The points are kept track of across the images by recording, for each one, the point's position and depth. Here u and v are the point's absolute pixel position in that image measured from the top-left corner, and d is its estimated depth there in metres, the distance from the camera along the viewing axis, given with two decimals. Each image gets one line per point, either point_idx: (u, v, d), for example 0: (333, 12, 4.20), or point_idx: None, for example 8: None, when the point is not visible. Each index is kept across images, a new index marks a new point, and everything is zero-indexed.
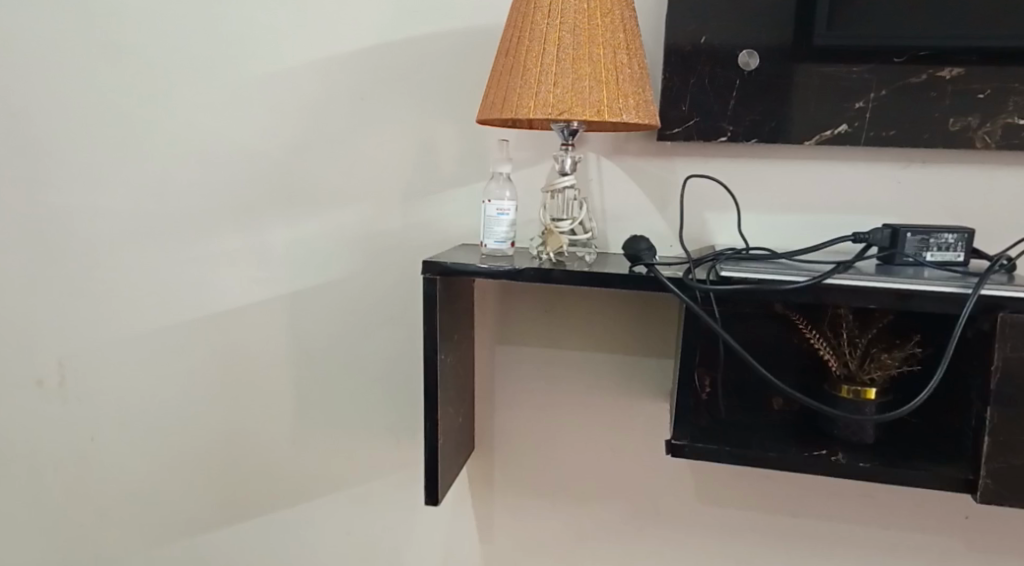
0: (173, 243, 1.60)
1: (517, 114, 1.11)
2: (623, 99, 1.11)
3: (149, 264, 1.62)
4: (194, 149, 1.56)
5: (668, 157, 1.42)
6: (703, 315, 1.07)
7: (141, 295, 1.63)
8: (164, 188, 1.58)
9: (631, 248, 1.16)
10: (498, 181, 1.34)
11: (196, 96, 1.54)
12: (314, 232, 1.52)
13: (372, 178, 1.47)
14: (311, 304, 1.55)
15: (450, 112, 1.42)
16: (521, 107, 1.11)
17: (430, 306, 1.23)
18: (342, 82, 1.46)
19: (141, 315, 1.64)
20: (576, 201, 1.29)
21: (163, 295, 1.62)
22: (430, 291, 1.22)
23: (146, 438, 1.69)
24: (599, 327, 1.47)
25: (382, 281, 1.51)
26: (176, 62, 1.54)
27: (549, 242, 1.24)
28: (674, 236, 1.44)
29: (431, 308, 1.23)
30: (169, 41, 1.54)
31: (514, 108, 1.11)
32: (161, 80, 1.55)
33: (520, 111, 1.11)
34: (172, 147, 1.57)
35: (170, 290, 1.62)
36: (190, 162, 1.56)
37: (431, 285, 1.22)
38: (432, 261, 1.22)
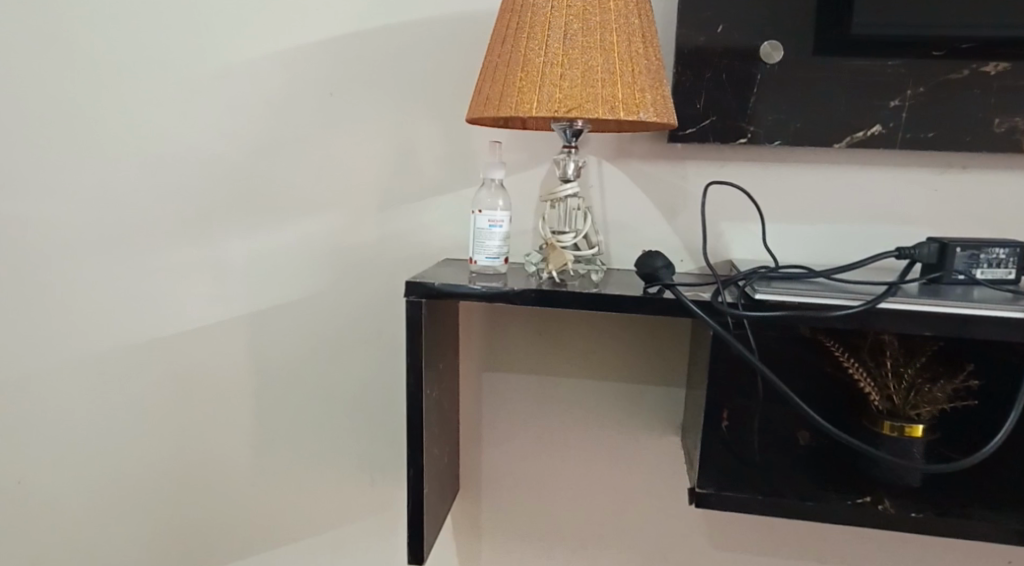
0: (118, 258, 1.42)
1: (517, 112, 0.95)
2: (640, 96, 0.96)
3: (89, 281, 1.43)
4: (139, 152, 1.38)
5: (679, 161, 1.28)
6: (734, 345, 0.93)
7: (81, 316, 1.45)
8: (106, 195, 1.40)
9: (647, 265, 1.03)
10: (488, 187, 1.18)
11: (144, 92, 1.36)
12: (281, 246, 1.35)
13: (348, 185, 1.30)
14: (277, 327, 1.38)
15: (435, 111, 1.26)
16: (521, 105, 0.95)
17: (414, 334, 1.07)
18: (312, 77, 1.29)
19: (81, 338, 1.46)
20: (580, 211, 1.13)
21: (107, 315, 1.44)
22: (414, 317, 1.07)
23: (88, 475, 1.51)
24: (599, 351, 1.32)
25: (358, 299, 1.34)
26: (119, 52, 1.36)
27: (551, 258, 1.09)
28: (685, 248, 1.30)
29: (415, 336, 1.07)
30: (110, 28, 1.35)
31: (514, 105, 0.96)
32: (101, 73, 1.37)
33: (520, 109, 0.95)
34: (115, 149, 1.38)
35: (115, 310, 1.43)
36: (136, 167, 1.38)
37: (416, 309, 1.06)
38: (417, 280, 1.06)
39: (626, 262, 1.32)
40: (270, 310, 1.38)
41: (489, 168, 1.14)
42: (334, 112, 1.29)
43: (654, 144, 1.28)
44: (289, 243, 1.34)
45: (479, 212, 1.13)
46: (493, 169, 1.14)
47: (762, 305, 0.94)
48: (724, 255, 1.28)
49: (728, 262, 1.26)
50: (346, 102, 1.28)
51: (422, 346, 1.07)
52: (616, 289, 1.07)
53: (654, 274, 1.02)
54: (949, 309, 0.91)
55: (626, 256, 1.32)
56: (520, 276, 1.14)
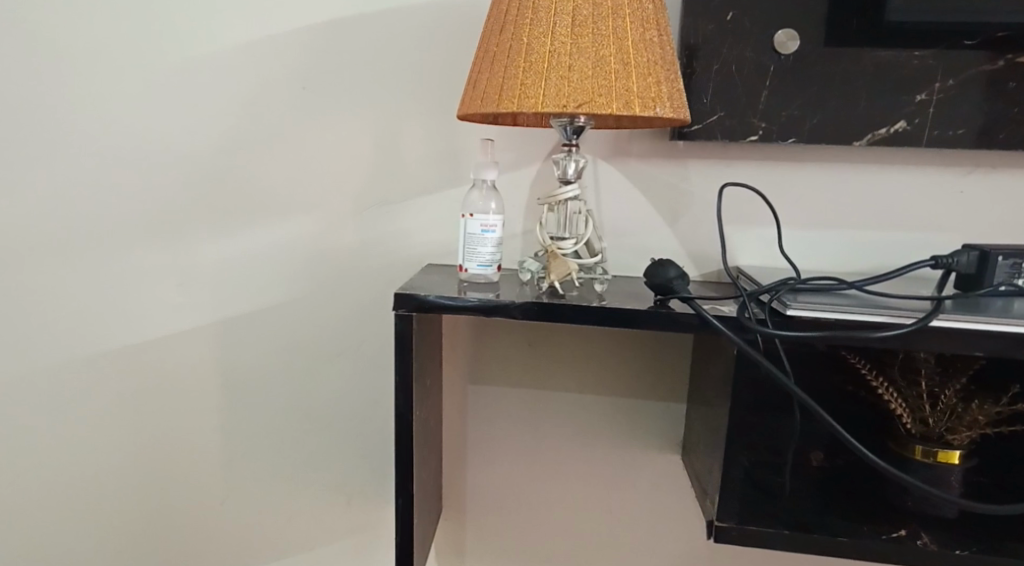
0: (49, 268, 1.24)
1: (522, 107, 0.86)
2: (656, 89, 0.88)
3: (16, 295, 1.25)
4: (75, 148, 1.21)
5: (681, 158, 1.17)
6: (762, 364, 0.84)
7: (8, 334, 1.27)
8: (36, 196, 1.22)
9: (660, 274, 0.94)
10: (478, 189, 1.06)
11: (81, 80, 1.19)
12: (247, 249, 1.20)
13: (321, 185, 1.17)
14: (239, 341, 1.23)
15: (418, 105, 1.14)
16: (526, 100, 0.86)
17: (404, 350, 0.95)
18: (279, 69, 1.15)
19: (8, 360, 1.27)
20: (581, 215, 1.02)
21: (39, 334, 1.26)
22: (402, 332, 0.95)
23: (19, 514, 1.33)
24: (597, 369, 1.19)
25: (331, 311, 1.20)
26: (49, 34, 1.18)
27: (554, 267, 0.98)
28: (688, 254, 1.20)
29: (405, 353, 0.96)
30: (39, 6, 1.18)
31: (519, 99, 0.86)
32: (29, 57, 1.19)
33: (526, 104, 0.86)
34: (46, 144, 1.21)
35: (48, 328, 1.26)
36: (71, 164, 1.21)
37: (405, 323, 0.95)
38: (405, 291, 0.95)
39: (625, 269, 1.21)
40: (232, 323, 1.22)
41: (481, 168, 1.03)
42: (305, 108, 1.16)
43: (655, 140, 1.18)
44: (254, 247, 1.20)
45: (470, 214, 1.01)
46: (486, 169, 1.03)
47: (790, 321, 0.87)
48: (732, 261, 1.18)
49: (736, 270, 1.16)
50: (318, 96, 1.15)
51: (411, 365, 0.96)
52: (622, 301, 0.97)
53: (668, 285, 0.94)
54: (993, 326, 0.84)
55: (625, 263, 1.22)
56: (515, 286, 1.03)
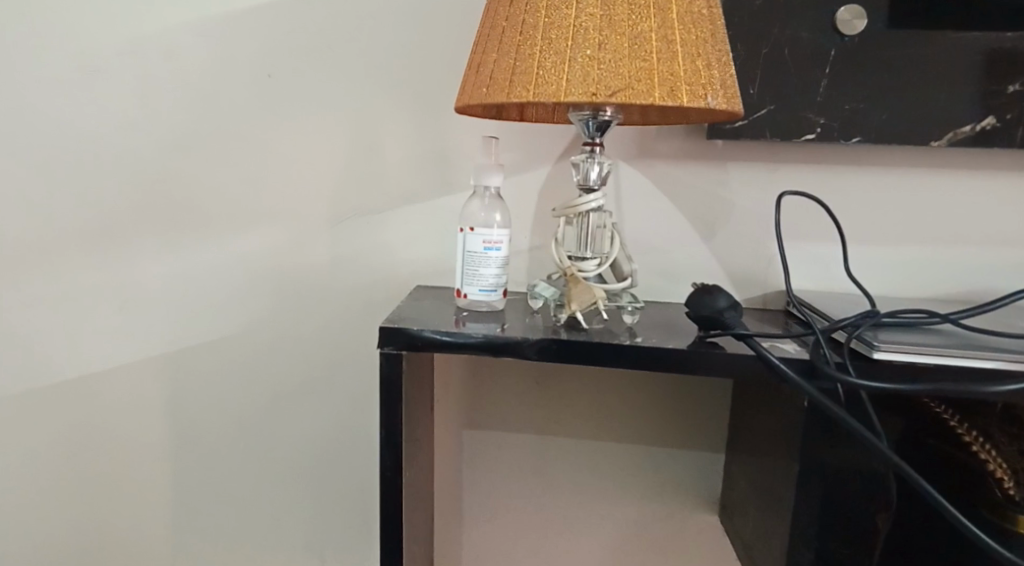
0: None
1: (541, 96, 0.67)
2: (706, 73, 0.71)
3: None
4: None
5: (718, 162, 1.01)
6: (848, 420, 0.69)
7: None
8: None
9: (708, 304, 0.79)
10: (477, 197, 0.87)
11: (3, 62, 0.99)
12: (202, 264, 1.01)
13: (289, 190, 0.98)
14: (195, 374, 1.04)
15: (404, 96, 0.95)
16: (544, 88, 0.68)
17: (394, 398, 0.73)
18: (238, 51, 0.96)
19: None
20: (606, 229, 0.84)
21: None
22: (389, 376, 0.73)
23: None
24: (613, 414, 1.01)
25: (303, 340, 1.01)
26: None
27: (575, 291, 0.78)
28: (727, 275, 1.03)
29: (396, 403, 0.73)
30: None
31: (536, 86, 0.68)
32: None
33: (546, 92, 0.67)
34: None
35: None
36: None
37: (393, 365, 0.73)
38: (394, 324, 0.74)
39: (652, 291, 1.05)
40: (186, 352, 1.04)
41: (482, 172, 0.84)
42: (269, 97, 0.97)
43: (687, 139, 1.01)
44: (211, 261, 1.01)
45: (470, 227, 0.83)
46: (489, 173, 0.84)
47: (870, 367, 0.73)
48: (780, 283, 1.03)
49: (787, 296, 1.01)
50: (285, 83, 0.96)
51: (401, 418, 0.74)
52: (659, 338, 0.78)
53: (719, 319, 0.79)
54: None
55: (650, 283, 1.05)
56: (526, 316, 0.85)
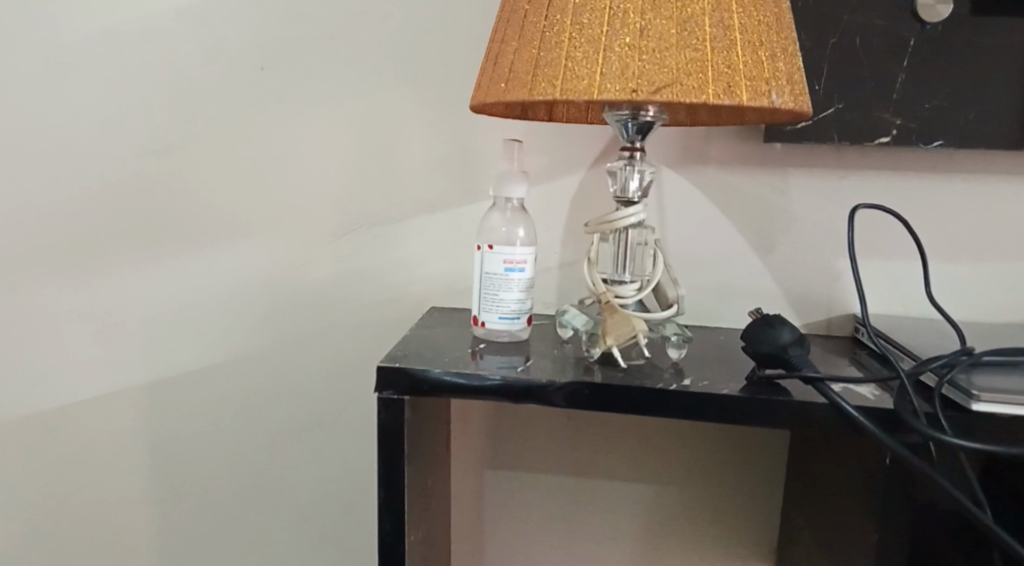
0: None
1: (570, 93, 0.56)
2: (769, 65, 0.59)
3: None
4: None
5: (777, 168, 0.88)
6: (941, 482, 0.56)
7: None
8: None
9: (770, 339, 0.67)
10: (498, 209, 0.75)
11: None
12: (189, 285, 0.90)
13: (287, 201, 0.88)
14: (181, 407, 0.94)
15: (414, 94, 0.85)
16: (574, 83, 0.56)
17: (395, 451, 0.62)
18: (226, 44, 0.85)
19: None
20: (648, 247, 0.72)
21: None
22: (390, 424, 0.62)
23: None
24: (653, 458, 0.89)
25: (305, 366, 0.91)
26: None
27: (615, 326, 0.66)
28: (786, 296, 0.91)
29: (397, 457, 0.62)
30: None
31: (565, 80, 0.56)
32: None
33: (576, 87, 0.56)
34: None
35: None
36: None
37: (394, 412, 0.62)
38: (396, 364, 0.62)
39: (698, 314, 0.93)
40: (171, 382, 0.93)
41: (503, 181, 0.73)
42: (262, 96, 0.86)
43: (739, 142, 0.88)
44: (200, 279, 0.90)
45: (489, 245, 0.72)
46: (511, 185, 0.72)
47: (966, 419, 0.61)
48: (847, 307, 0.90)
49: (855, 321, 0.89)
50: (280, 81, 0.86)
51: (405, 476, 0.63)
52: (710, 383, 0.66)
53: (782, 357, 0.67)
54: None
55: (696, 305, 0.92)
56: (553, 349, 0.74)
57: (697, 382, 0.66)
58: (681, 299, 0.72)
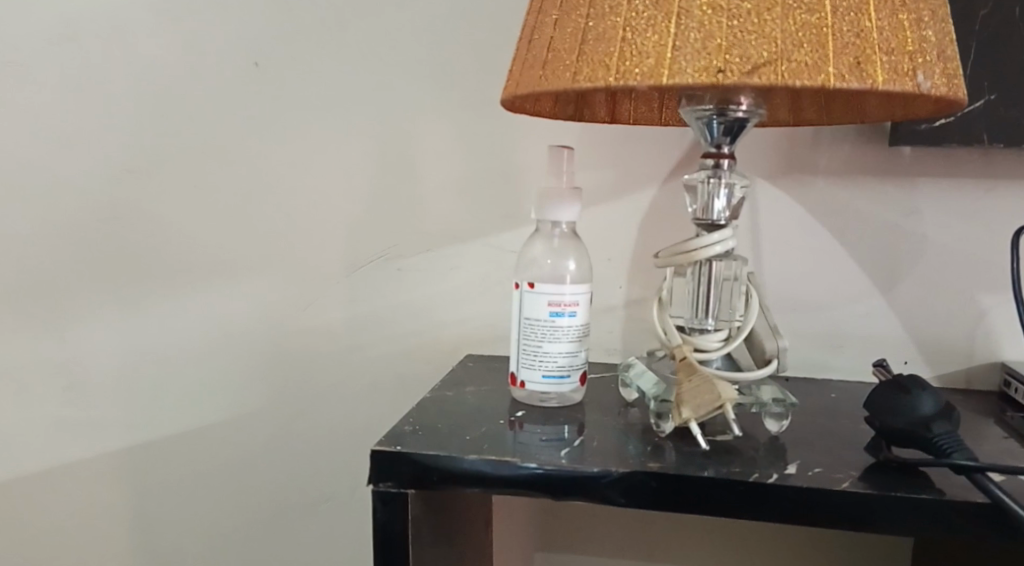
0: None
1: (625, 79, 0.38)
2: (919, 35, 0.39)
3: None
4: None
5: (904, 181, 0.70)
6: None
7: None
8: None
9: (901, 411, 0.47)
10: (542, 235, 0.59)
11: None
12: (187, 328, 0.79)
13: (296, 228, 0.76)
14: (182, 467, 0.82)
15: (444, 101, 0.72)
16: (633, 61, 0.38)
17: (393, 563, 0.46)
18: (220, 46, 0.74)
19: None
20: (737, 285, 0.54)
21: None
22: (387, 528, 0.46)
23: None
24: (738, 543, 0.74)
25: (324, 419, 0.79)
26: None
27: (690, 390, 0.47)
28: (911, 340, 0.71)
29: None
30: None
31: (619, 60, 0.39)
32: None
33: (634, 70, 0.38)
34: None
35: None
36: None
37: (392, 512, 0.46)
38: (397, 447, 0.47)
39: (795, 363, 0.74)
40: (170, 438, 0.82)
41: (549, 201, 0.57)
42: (264, 106, 0.74)
43: (854, 145, 0.70)
44: (203, 323, 0.79)
45: (530, 283, 0.56)
46: (560, 207, 0.57)
47: None
48: (991, 354, 0.70)
49: (1004, 372, 0.68)
50: (283, 86, 0.74)
51: None
52: (824, 471, 0.46)
53: (920, 436, 0.46)
54: None
55: (792, 352, 0.74)
56: (614, 416, 0.57)
57: (805, 469, 0.46)
58: (783, 353, 0.55)
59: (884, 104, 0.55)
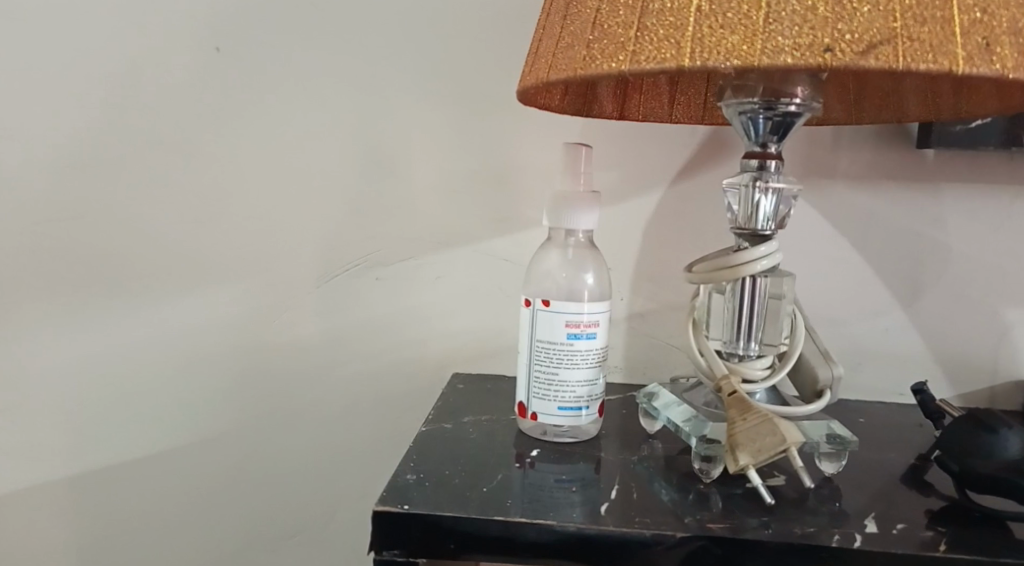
0: None
1: (708, 60, 0.31)
2: None
3: None
4: None
5: (931, 187, 0.64)
6: None
7: None
8: None
9: (983, 452, 0.42)
10: (554, 243, 0.53)
11: None
12: (127, 346, 0.68)
13: (257, 232, 0.66)
14: (120, 507, 0.71)
15: (433, 91, 0.64)
16: (717, 38, 0.31)
17: None
18: (163, 21, 0.63)
19: None
20: (784, 307, 0.47)
21: None
22: None
23: None
24: None
25: (292, 445, 0.70)
26: None
27: (743, 436, 0.40)
28: (933, 358, 0.67)
29: None
30: None
31: (697, 37, 0.31)
32: None
33: (719, 49, 0.31)
34: None
35: None
36: None
37: None
38: (404, 507, 0.39)
39: None
40: (103, 475, 0.71)
41: (565, 206, 0.50)
42: (218, 92, 0.64)
43: (883, 148, 0.64)
44: (148, 340, 0.68)
45: (543, 300, 0.49)
46: (579, 212, 0.50)
47: None
48: (1016, 371, 0.66)
49: None
50: (241, 69, 0.64)
51: None
52: (909, 527, 0.40)
53: (1010, 482, 0.41)
54: None
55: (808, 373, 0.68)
56: (639, 450, 0.50)
57: (888, 527, 0.40)
58: (836, 382, 0.48)
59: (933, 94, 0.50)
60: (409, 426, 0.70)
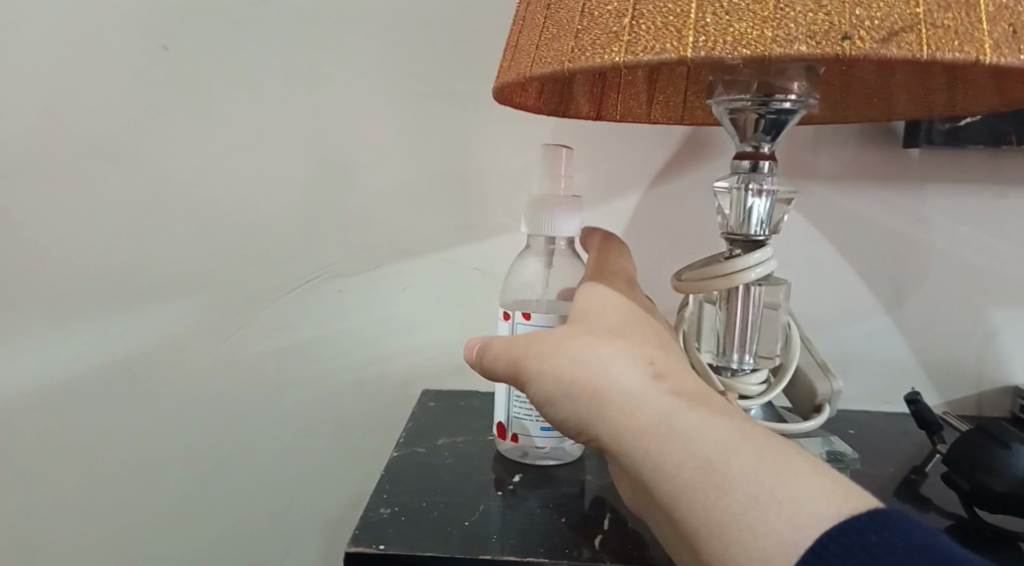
0: None
1: (717, 49, 0.28)
2: None
3: None
4: None
5: (917, 189, 0.63)
6: None
7: None
8: None
9: (994, 470, 0.43)
10: (534, 252, 0.50)
11: None
12: (72, 368, 0.63)
13: (211, 244, 0.62)
14: (63, 541, 0.65)
15: (402, 92, 0.60)
16: (725, 24, 0.28)
17: None
18: (107, 16, 0.58)
19: None
20: (776, 316, 0.45)
21: None
22: None
23: None
24: None
25: (254, 468, 0.65)
26: None
27: None
28: (919, 365, 0.65)
29: None
30: None
31: (704, 24, 0.28)
32: None
33: (729, 36, 0.28)
34: None
35: None
36: None
37: None
38: (381, 548, 0.37)
39: None
40: (38, 509, 0.65)
41: (546, 211, 0.47)
42: (167, 92, 0.59)
43: (872, 148, 0.62)
44: (94, 361, 0.63)
45: (524, 313, 0.45)
46: (559, 218, 0.47)
47: None
48: (1002, 377, 0.65)
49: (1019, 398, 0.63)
50: (193, 66, 0.59)
51: None
52: None
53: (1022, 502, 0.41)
54: None
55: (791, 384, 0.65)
56: None
57: None
58: (835, 395, 0.50)
59: (928, 96, 0.47)
60: (377, 448, 0.66)
